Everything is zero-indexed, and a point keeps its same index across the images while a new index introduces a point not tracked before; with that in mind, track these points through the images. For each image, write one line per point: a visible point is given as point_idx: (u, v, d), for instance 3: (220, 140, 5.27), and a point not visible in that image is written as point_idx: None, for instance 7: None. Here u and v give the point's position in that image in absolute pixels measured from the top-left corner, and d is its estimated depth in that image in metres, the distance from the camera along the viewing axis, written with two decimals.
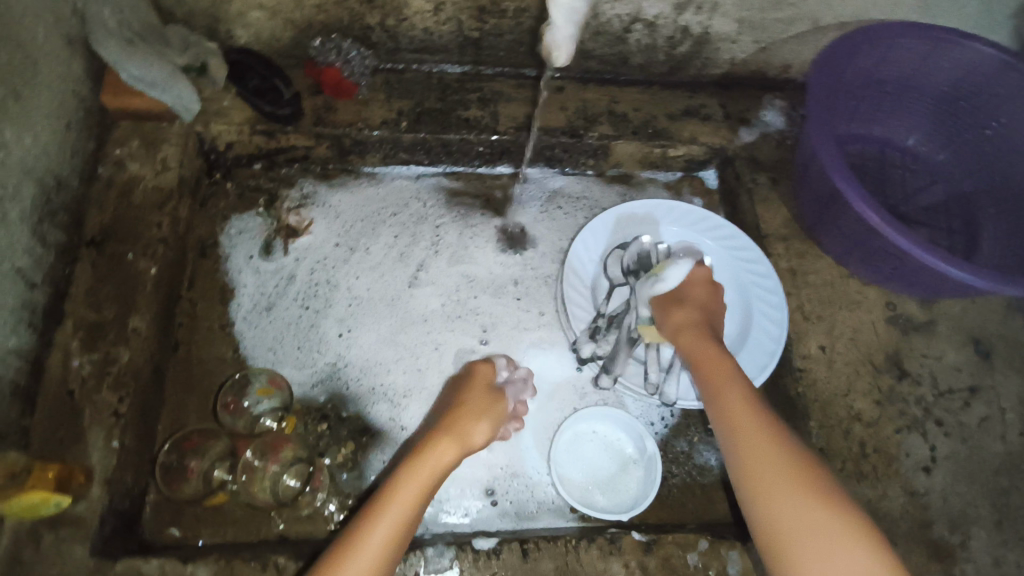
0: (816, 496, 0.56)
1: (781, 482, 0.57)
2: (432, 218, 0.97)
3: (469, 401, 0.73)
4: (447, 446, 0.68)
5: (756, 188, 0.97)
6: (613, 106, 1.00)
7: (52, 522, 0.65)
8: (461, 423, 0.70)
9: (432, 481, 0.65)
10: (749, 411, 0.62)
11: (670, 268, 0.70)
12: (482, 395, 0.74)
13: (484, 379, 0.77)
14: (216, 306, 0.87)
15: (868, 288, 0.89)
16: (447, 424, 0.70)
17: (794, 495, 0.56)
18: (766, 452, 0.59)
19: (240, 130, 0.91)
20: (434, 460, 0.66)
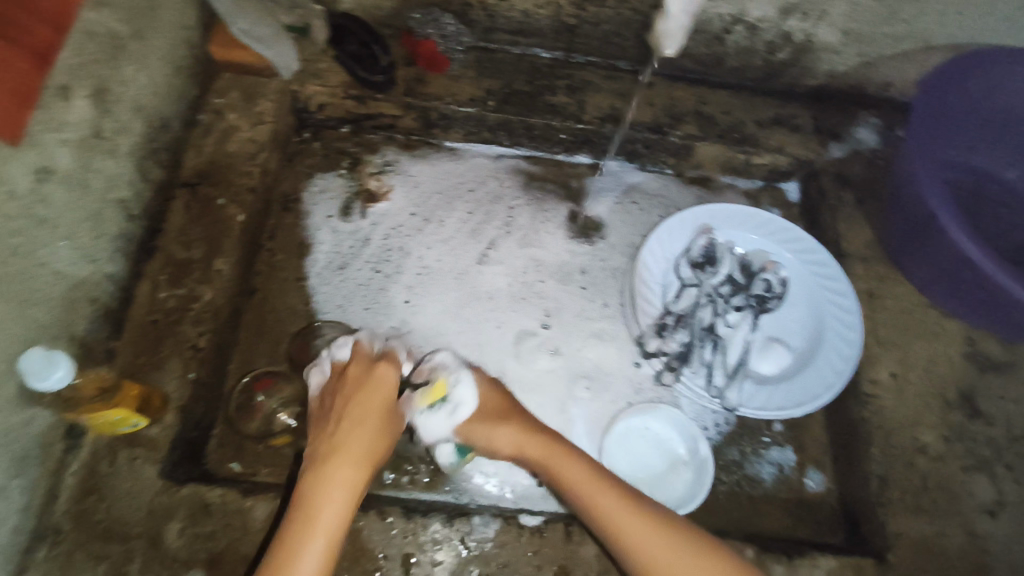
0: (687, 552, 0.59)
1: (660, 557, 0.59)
2: (507, 198, 0.98)
3: (370, 406, 0.65)
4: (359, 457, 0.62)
5: (841, 206, 0.95)
6: (701, 107, 0.99)
7: (128, 440, 0.69)
8: (367, 435, 0.63)
9: (350, 507, 0.59)
10: (603, 493, 0.63)
11: (457, 386, 0.69)
12: (386, 398, 0.66)
13: (387, 383, 0.66)
14: (293, 259, 0.90)
15: (948, 320, 0.85)
16: (346, 442, 0.62)
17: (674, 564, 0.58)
18: (633, 535, 0.60)
19: (334, 92, 0.94)
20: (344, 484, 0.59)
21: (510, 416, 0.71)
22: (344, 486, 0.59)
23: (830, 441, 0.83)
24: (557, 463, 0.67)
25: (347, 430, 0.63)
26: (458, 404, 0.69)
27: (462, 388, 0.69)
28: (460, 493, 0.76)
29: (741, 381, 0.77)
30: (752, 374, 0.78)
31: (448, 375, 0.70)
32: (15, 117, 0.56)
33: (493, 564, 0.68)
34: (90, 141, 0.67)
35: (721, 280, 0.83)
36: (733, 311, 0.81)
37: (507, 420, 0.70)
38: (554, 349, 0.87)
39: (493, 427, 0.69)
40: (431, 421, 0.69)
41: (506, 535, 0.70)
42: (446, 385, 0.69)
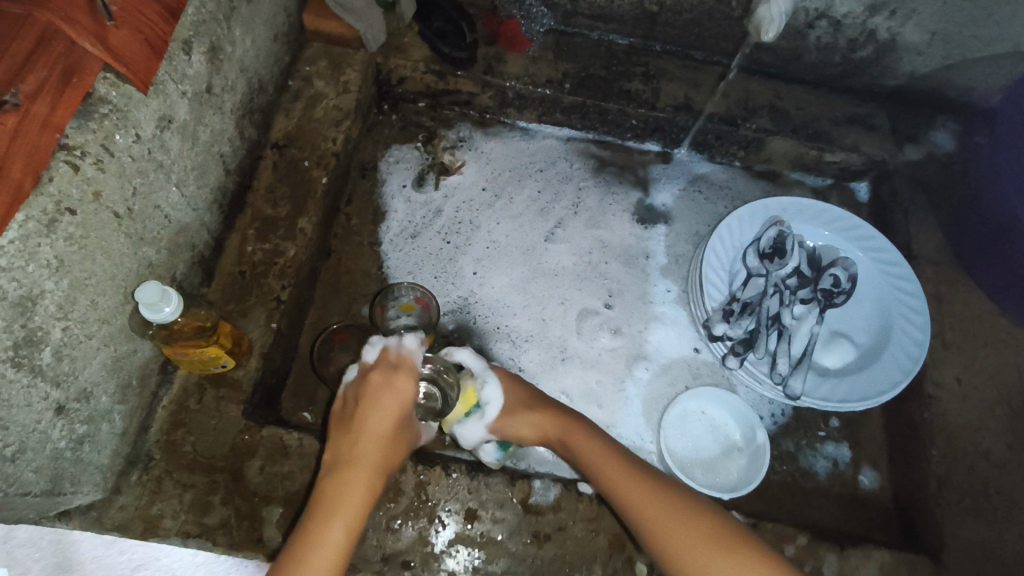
0: (688, 517, 0.60)
1: (660, 515, 0.60)
2: (576, 179, 1.00)
3: (388, 414, 0.64)
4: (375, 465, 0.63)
5: (914, 208, 0.94)
6: (776, 101, 0.99)
7: (215, 380, 0.74)
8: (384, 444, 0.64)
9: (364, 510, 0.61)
10: (614, 462, 0.66)
11: (488, 391, 0.73)
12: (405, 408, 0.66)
13: (405, 392, 0.65)
14: (368, 224, 0.94)
15: (1019, 330, 0.84)
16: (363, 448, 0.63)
17: (675, 526, 0.59)
18: (636, 496, 0.63)
19: (416, 67, 0.97)
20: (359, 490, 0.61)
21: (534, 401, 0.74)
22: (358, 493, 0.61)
23: (887, 441, 0.83)
24: (574, 435, 0.70)
25: (365, 437, 0.64)
26: (488, 406, 0.73)
27: (490, 392, 0.73)
28: (518, 458, 0.79)
29: (806, 372, 0.78)
30: (814, 364, 0.79)
31: (477, 381, 0.74)
32: (146, 63, 0.58)
33: (551, 526, 0.70)
34: (203, 96, 0.72)
35: (789, 272, 0.82)
36: (799, 303, 0.81)
37: (532, 406, 0.73)
38: (616, 328, 0.89)
39: (518, 409, 0.73)
40: (468, 427, 0.73)
41: (564, 501, 0.72)
42: (475, 391, 0.73)
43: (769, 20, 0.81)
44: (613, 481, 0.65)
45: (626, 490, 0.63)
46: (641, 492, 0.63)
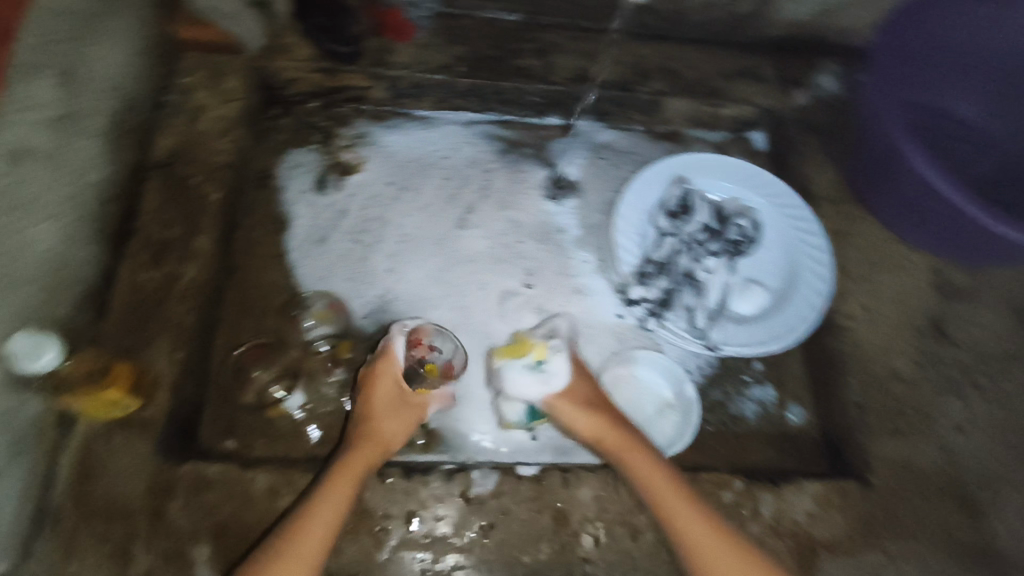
0: (717, 534, 0.65)
1: (695, 530, 0.65)
2: (483, 163, 0.99)
3: (388, 414, 0.70)
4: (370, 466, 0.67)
5: (807, 151, 0.97)
6: (666, 63, 1.01)
7: (122, 421, 0.69)
8: (383, 444, 0.69)
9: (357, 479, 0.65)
10: (658, 471, 0.69)
11: (557, 359, 0.72)
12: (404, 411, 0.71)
13: (393, 377, 0.72)
14: (271, 235, 0.89)
15: (914, 254, 0.89)
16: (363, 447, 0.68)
17: (706, 542, 0.64)
18: (678, 508, 0.66)
19: (302, 67, 0.93)
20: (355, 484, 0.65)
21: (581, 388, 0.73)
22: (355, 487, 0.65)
23: None
24: (609, 431, 0.71)
25: (370, 438, 0.69)
26: (555, 372, 0.72)
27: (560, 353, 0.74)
28: (457, 452, 0.76)
29: (721, 322, 0.80)
30: (732, 314, 0.81)
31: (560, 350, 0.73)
32: None
33: (494, 514, 0.70)
34: (62, 121, 0.67)
35: (697, 227, 0.85)
36: (710, 257, 0.84)
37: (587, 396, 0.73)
38: (539, 307, 0.88)
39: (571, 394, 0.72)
40: (517, 379, 0.71)
41: (506, 485, 0.71)
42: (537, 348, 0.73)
43: None
44: (655, 487, 0.68)
45: (668, 498, 0.67)
46: (681, 503, 0.67)
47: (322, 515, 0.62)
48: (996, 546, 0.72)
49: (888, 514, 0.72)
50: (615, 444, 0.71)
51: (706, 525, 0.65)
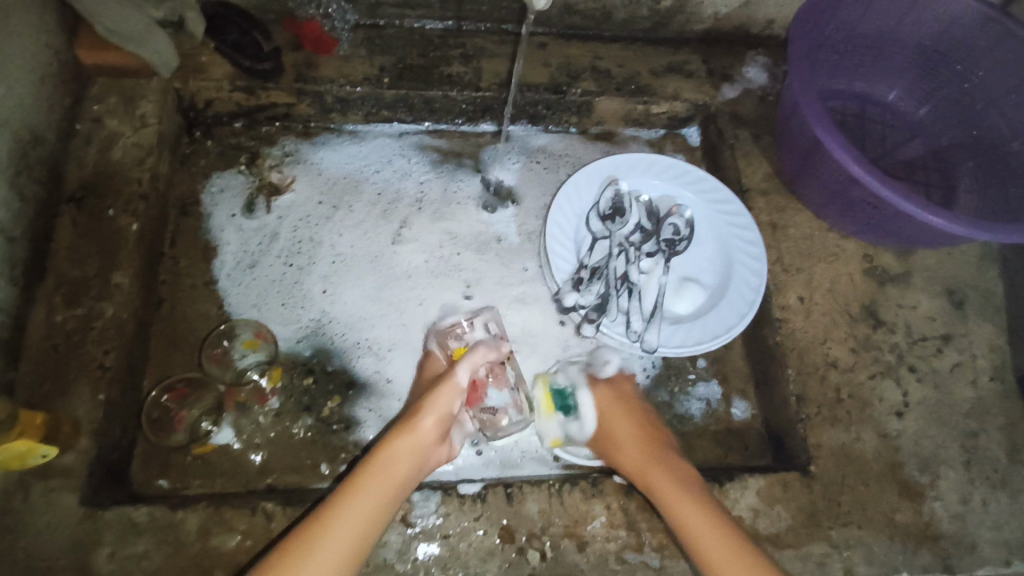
0: (728, 539, 0.65)
1: (704, 538, 0.65)
2: (416, 174, 0.97)
3: (429, 406, 0.71)
4: (406, 458, 0.68)
5: (740, 143, 0.97)
6: (596, 63, 0.99)
7: (41, 473, 0.66)
8: (421, 436, 0.69)
9: (391, 465, 0.67)
10: (670, 481, 0.70)
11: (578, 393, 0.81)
12: (442, 400, 0.72)
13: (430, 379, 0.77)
14: (199, 263, 0.87)
15: (846, 241, 0.90)
16: (399, 439, 0.69)
17: (717, 549, 0.65)
18: (688, 515, 0.67)
19: (220, 87, 0.89)
20: (388, 477, 0.66)
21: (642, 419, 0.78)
22: (389, 479, 0.66)
23: (751, 370, 0.87)
24: (629, 445, 0.75)
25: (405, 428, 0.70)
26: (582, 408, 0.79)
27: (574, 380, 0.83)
28: None
29: (659, 324, 0.79)
30: (666, 314, 0.81)
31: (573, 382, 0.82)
32: None
33: (438, 536, 0.69)
34: None
35: (631, 229, 0.85)
36: (644, 258, 0.83)
37: (630, 421, 0.77)
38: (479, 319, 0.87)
39: (609, 420, 0.77)
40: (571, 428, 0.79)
41: (448, 505, 0.70)
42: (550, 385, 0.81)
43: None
44: (667, 495, 0.69)
45: (678, 506, 0.68)
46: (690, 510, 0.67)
47: (353, 506, 0.63)
48: (935, 526, 0.74)
49: (830, 503, 0.73)
50: (631, 462, 0.73)
51: (716, 529, 0.66)
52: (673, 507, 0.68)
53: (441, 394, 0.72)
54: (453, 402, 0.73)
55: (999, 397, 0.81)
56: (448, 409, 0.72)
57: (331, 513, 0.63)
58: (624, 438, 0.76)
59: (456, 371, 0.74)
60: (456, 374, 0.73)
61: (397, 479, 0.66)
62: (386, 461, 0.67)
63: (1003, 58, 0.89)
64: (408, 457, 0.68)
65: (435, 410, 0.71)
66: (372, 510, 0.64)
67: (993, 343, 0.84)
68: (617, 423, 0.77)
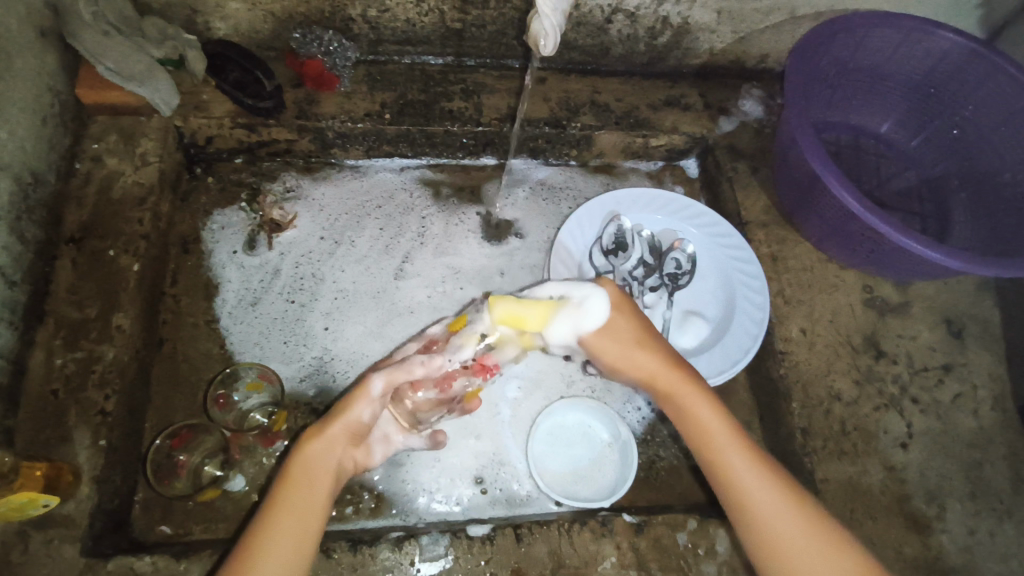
0: (778, 485, 0.60)
1: (753, 486, 0.60)
2: (418, 208, 0.97)
3: (339, 414, 0.61)
4: (319, 468, 0.59)
5: (737, 176, 0.98)
6: (595, 97, 1.00)
7: (40, 523, 0.65)
8: (329, 445, 0.60)
9: (305, 480, 0.58)
10: (704, 411, 0.63)
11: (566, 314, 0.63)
12: (351, 409, 0.60)
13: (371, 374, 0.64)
14: (201, 301, 0.86)
15: (845, 272, 0.91)
16: (306, 448, 0.59)
17: (768, 498, 0.59)
18: (734, 457, 0.61)
19: (221, 124, 0.89)
20: (307, 497, 0.58)
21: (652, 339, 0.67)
22: (304, 497, 0.57)
23: (755, 402, 0.87)
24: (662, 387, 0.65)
25: (313, 439, 0.60)
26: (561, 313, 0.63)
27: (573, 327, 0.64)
28: (407, 514, 0.76)
29: None
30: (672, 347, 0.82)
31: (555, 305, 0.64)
32: None
33: None
34: None
35: (634, 263, 0.85)
36: (648, 292, 0.84)
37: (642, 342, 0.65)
38: None
39: (625, 352, 0.65)
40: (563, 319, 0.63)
41: (457, 548, 0.69)
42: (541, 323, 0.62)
43: (545, 36, 0.75)
44: (709, 439, 0.62)
45: (720, 445, 0.61)
46: (734, 451, 0.61)
47: (277, 535, 0.55)
48: (944, 559, 0.74)
49: None
50: (667, 384, 0.65)
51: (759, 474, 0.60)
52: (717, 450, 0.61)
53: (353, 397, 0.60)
54: (360, 413, 0.60)
55: (1002, 426, 0.82)
56: (361, 417, 0.61)
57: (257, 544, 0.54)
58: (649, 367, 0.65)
59: (372, 379, 0.60)
60: (371, 383, 0.60)
61: (314, 495, 0.58)
62: (299, 478, 0.58)
63: (995, 93, 0.90)
64: (322, 471, 0.59)
65: (347, 419, 0.61)
66: (296, 535, 0.55)
67: (993, 372, 0.85)
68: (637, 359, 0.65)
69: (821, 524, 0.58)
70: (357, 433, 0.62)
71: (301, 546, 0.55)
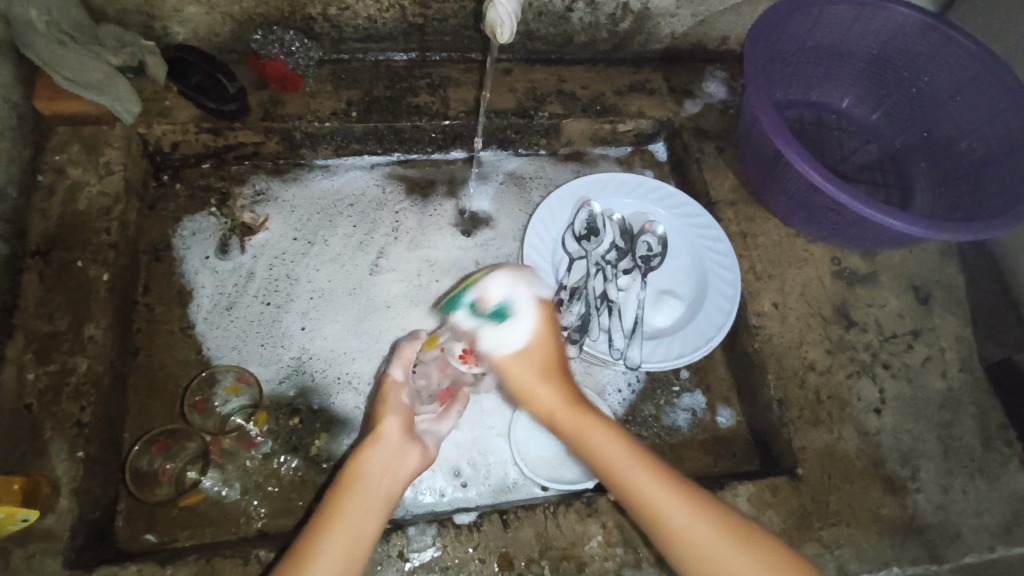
0: (692, 504, 0.58)
1: (662, 501, 0.58)
2: (391, 204, 0.97)
3: (385, 410, 0.64)
4: (377, 464, 0.61)
5: (705, 157, 0.99)
6: (560, 85, 1.01)
7: (20, 538, 0.64)
8: (387, 443, 0.62)
9: (372, 487, 0.60)
10: (613, 444, 0.61)
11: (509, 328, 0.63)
12: (389, 403, 0.65)
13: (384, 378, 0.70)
14: (174, 308, 0.85)
15: (814, 245, 0.93)
16: (363, 452, 0.61)
17: (687, 517, 0.57)
18: (648, 485, 0.58)
19: (185, 129, 0.88)
20: (349, 512, 0.57)
21: (563, 373, 0.65)
22: (364, 506, 0.58)
23: (732, 377, 0.89)
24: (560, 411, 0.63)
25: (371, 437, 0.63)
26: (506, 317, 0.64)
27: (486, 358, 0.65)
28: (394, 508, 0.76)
29: (641, 340, 0.80)
30: (649, 326, 0.83)
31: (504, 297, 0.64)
32: None
33: (437, 569, 0.68)
34: None
35: (606, 248, 0.86)
36: (621, 275, 0.85)
37: (554, 378, 0.64)
38: None
39: (538, 382, 0.63)
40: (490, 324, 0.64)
41: (445, 538, 0.69)
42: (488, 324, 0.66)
43: (500, 24, 0.75)
44: (611, 465, 0.60)
45: (635, 480, 0.59)
46: (648, 477, 0.59)
47: (327, 541, 0.55)
48: (921, 518, 0.75)
49: (818, 503, 0.75)
50: (567, 423, 0.63)
51: (689, 508, 0.57)
52: (648, 501, 0.58)
53: (384, 398, 0.66)
54: (402, 397, 0.66)
55: (971, 385, 0.84)
56: (403, 404, 0.65)
57: (306, 553, 0.55)
58: (562, 408, 0.63)
59: (390, 370, 0.67)
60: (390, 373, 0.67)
61: (373, 498, 0.59)
62: (357, 482, 0.60)
63: (949, 63, 0.93)
64: (365, 518, 0.58)
65: (393, 411, 0.65)
66: (353, 543, 0.56)
67: (961, 334, 0.87)
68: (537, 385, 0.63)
69: (726, 521, 0.58)
70: (407, 422, 0.64)
71: (359, 554, 0.56)
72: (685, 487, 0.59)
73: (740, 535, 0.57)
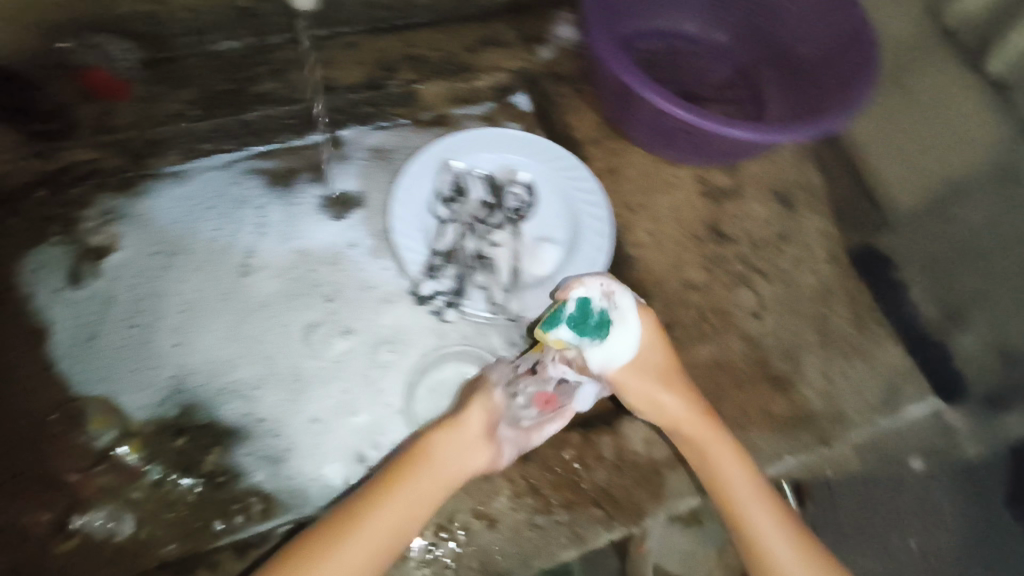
0: (764, 498, 0.69)
1: (743, 494, 0.68)
2: (252, 199, 0.91)
3: (472, 405, 0.69)
4: (444, 459, 0.66)
5: (565, 101, 1.00)
6: (409, 50, 0.99)
7: None
8: (458, 439, 0.67)
9: (433, 484, 0.65)
10: (724, 447, 0.69)
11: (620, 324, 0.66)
12: (483, 398, 0.70)
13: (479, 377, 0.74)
14: (33, 349, 0.80)
15: (681, 169, 0.94)
16: (432, 440, 0.67)
17: (755, 506, 0.68)
18: (736, 479, 0.69)
19: (12, 156, 0.83)
20: (401, 498, 0.63)
21: (682, 380, 0.72)
22: (419, 498, 0.64)
23: None
24: (682, 419, 0.70)
25: (442, 430, 0.68)
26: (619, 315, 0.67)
27: (597, 363, 0.67)
28: (299, 506, 0.75)
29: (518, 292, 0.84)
30: (525, 277, 0.85)
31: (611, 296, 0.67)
32: None
33: None
34: None
35: (475, 207, 0.88)
36: (494, 232, 0.87)
37: (674, 386, 0.70)
38: (346, 329, 0.85)
39: (659, 392, 0.70)
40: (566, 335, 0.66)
41: None
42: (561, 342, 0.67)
43: None
44: (715, 462, 0.69)
45: (725, 475, 0.69)
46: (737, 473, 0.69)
47: (371, 520, 0.62)
48: (808, 407, 0.79)
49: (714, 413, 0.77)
50: (688, 429, 0.70)
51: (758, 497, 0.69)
52: (733, 495, 0.68)
53: (482, 388, 0.71)
54: (497, 394, 0.70)
55: (839, 276, 0.89)
56: (494, 402, 0.70)
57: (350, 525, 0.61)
58: (679, 414, 0.70)
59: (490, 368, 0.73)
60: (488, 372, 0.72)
61: (426, 491, 0.64)
62: (419, 472, 0.65)
63: None
64: (419, 504, 0.64)
65: (480, 404, 0.70)
66: (394, 528, 0.62)
67: (824, 230, 0.92)
68: (665, 394, 0.70)
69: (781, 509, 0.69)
70: (489, 423, 0.69)
71: (397, 541, 0.62)
72: (760, 483, 0.69)
73: (789, 520, 0.69)
